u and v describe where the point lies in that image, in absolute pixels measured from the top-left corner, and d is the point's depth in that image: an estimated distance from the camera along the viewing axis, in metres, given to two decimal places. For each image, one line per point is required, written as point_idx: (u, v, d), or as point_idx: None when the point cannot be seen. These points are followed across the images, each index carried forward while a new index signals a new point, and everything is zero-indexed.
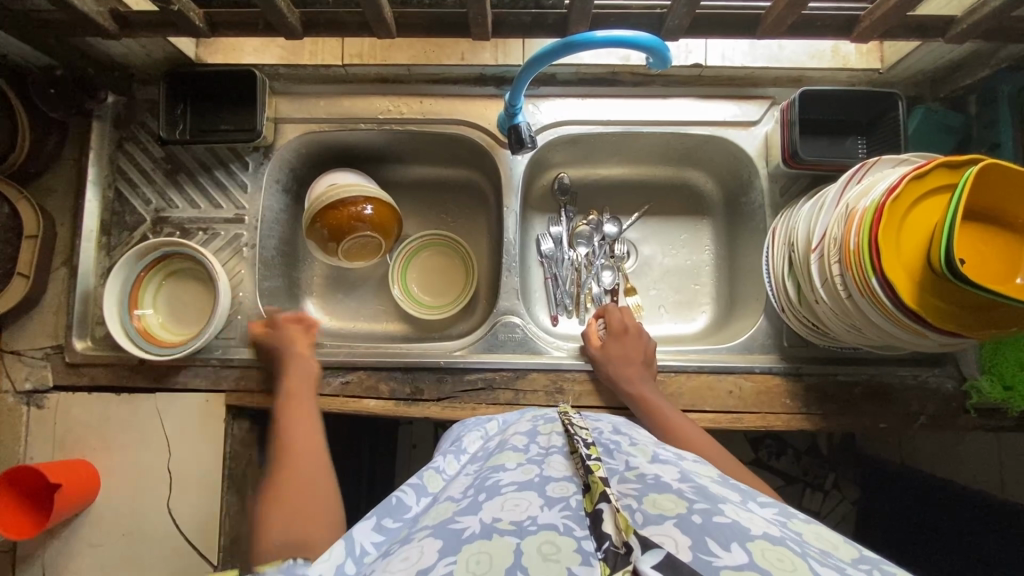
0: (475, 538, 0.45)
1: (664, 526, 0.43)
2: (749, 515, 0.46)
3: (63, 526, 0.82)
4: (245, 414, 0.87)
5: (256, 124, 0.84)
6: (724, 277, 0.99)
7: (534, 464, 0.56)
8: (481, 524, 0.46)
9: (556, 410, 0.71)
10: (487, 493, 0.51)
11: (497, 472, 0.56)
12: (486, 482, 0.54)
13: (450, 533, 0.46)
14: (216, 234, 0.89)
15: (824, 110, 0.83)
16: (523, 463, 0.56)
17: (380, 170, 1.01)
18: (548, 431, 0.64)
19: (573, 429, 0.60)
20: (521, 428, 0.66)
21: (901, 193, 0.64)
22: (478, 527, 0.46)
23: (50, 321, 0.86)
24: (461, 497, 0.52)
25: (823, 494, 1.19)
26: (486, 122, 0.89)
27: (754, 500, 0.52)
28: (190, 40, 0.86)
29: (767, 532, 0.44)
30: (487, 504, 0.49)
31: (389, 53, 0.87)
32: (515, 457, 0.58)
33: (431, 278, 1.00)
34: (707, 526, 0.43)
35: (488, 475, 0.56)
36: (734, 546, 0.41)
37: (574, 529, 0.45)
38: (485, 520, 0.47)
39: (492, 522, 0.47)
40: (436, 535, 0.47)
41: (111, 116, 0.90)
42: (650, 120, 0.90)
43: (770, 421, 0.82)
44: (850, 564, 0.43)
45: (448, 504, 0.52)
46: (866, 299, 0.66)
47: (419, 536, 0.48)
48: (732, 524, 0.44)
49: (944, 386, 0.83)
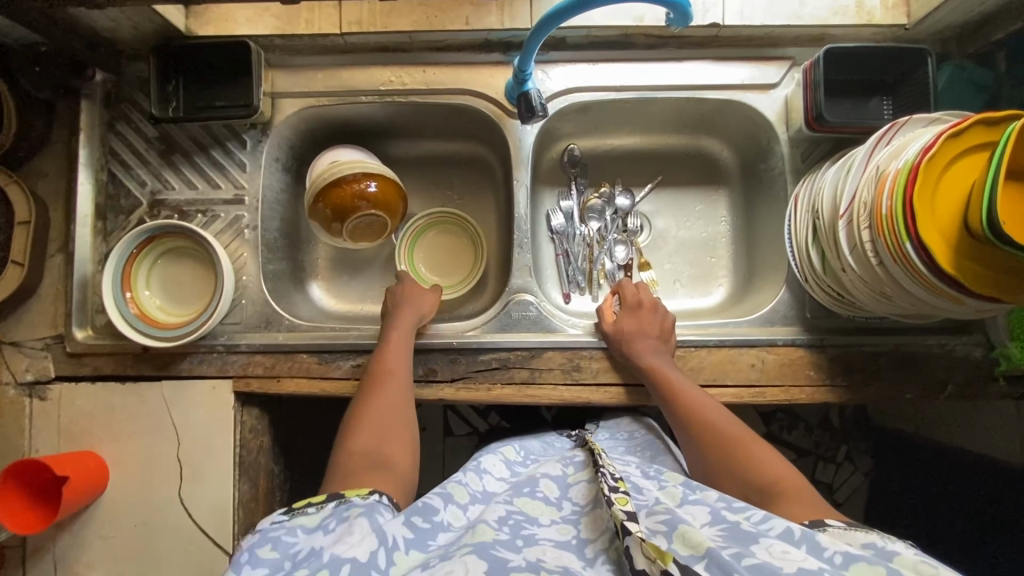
0: (522, 570, 0.48)
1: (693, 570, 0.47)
2: (787, 549, 0.48)
3: (73, 518, 0.80)
4: (254, 400, 0.85)
5: (253, 98, 0.80)
6: (741, 248, 0.96)
7: (569, 522, 0.58)
8: (526, 561, 0.50)
9: (580, 451, 0.70)
10: (524, 540, 0.54)
11: (530, 523, 0.57)
12: (521, 529, 0.55)
13: (494, 559, 0.49)
14: (216, 216, 0.86)
15: (848, 70, 0.79)
16: (558, 519, 0.58)
17: (383, 145, 0.97)
18: (578, 481, 0.64)
19: (600, 463, 0.62)
20: (550, 473, 0.66)
21: (937, 153, 0.61)
22: (523, 563, 0.49)
23: (48, 310, 0.84)
24: (500, 527, 0.55)
25: (835, 465, 1.16)
26: (493, 91, 0.85)
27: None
28: (178, 11, 0.81)
29: (801, 568, 0.45)
30: (529, 547, 0.52)
31: (391, 19, 0.82)
32: (548, 511, 0.59)
33: (439, 262, 0.96)
34: (739, 568, 0.46)
35: (522, 523, 0.57)
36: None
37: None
38: (530, 559, 0.50)
39: (536, 561, 0.50)
40: (478, 554, 0.50)
41: (101, 94, 0.86)
42: (665, 85, 0.86)
43: (793, 394, 0.80)
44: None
45: (486, 527, 0.54)
46: (899, 265, 0.64)
47: (459, 552, 0.50)
48: (762, 564, 0.46)
49: (972, 354, 0.81)
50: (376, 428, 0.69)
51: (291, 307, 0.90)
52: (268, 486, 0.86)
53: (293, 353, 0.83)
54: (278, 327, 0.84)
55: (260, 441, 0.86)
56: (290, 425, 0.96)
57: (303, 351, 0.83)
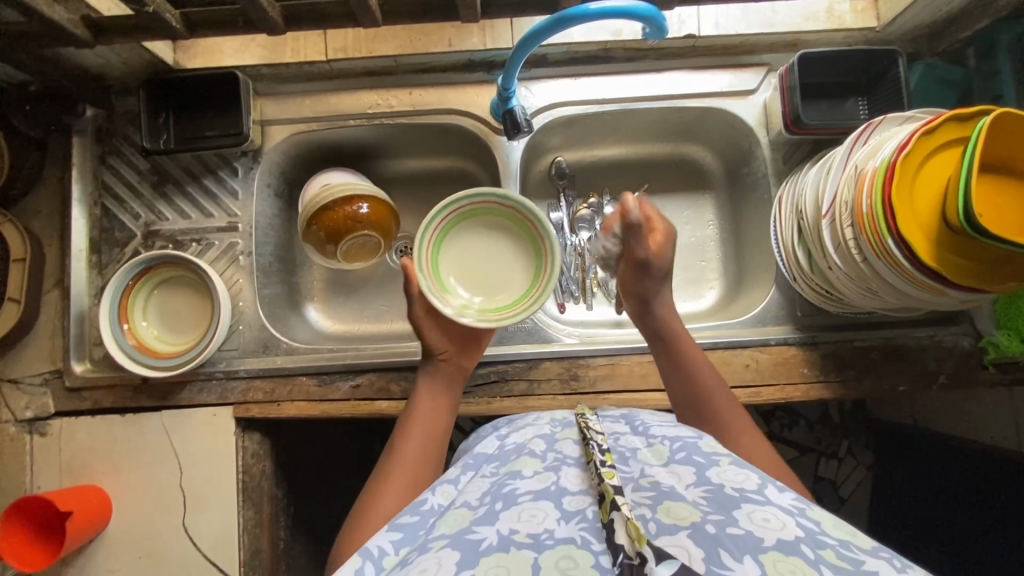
0: (492, 551, 0.49)
1: (678, 537, 0.47)
2: (765, 515, 0.49)
3: (76, 553, 0.80)
4: (255, 426, 0.85)
5: (244, 127, 0.82)
6: (731, 251, 0.98)
7: (550, 470, 0.58)
8: (498, 536, 0.50)
9: (573, 412, 0.70)
10: (503, 502, 0.54)
11: (513, 479, 0.58)
12: (502, 489, 0.57)
13: (468, 545, 0.50)
14: (210, 244, 0.86)
15: (822, 74, 0.82)
16: (540, 470, 0.58)
17: (373, 166, 0.99)
18: (565, 438, 0.64)
19: (588, 435, 0.60)
20: (539, 432, 0.67)
21: (913, 149, 0.63)
22: (495, 539, 0.50)
23: (46, 346, 0.84)
24: (478, 503, 0.56)
25: (837, 461, 1.19)
26: (479, 109, 0.87)
27: (774, 481, 0.54)
28: (166, 45, 0.82)
29: (781, 539, 0.46)
30: (505, 514, 0.53)
31: (374, 44, 0.84)
32: (533, 464, 0.60)
33: (479, 270, 0.74)
34: (721, 537, 0.46)
35: (505, 481, 0.58)
36: (747, 558, 0.44)
37: (592, 542, 0.47)
38: (503, 532, 0.51)
39: (509, 534, 0.50)
40: (453, 546, 0.50)
41: (92, 130, 0.86)
42: (645, 96, 0.88)
43: (788, 392, 0.82)
44: (870, 552, 0.46)
45: (464, 511, 0.55)
46: (883, 261, 0.65)
47: (435, 545, 0.51)
48: (746, 535, 0.47)
49: (960, 343, 0.82)
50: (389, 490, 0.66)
51: (288, 330, 0.90)
52: (273, 511, 0.86)
53: (293, 376, 0.84)
54: (276, 350, 0.85)
55: (263, 466, 0.85)
56: (293, 449, 0.96)
57: (302, 373, 0.83)
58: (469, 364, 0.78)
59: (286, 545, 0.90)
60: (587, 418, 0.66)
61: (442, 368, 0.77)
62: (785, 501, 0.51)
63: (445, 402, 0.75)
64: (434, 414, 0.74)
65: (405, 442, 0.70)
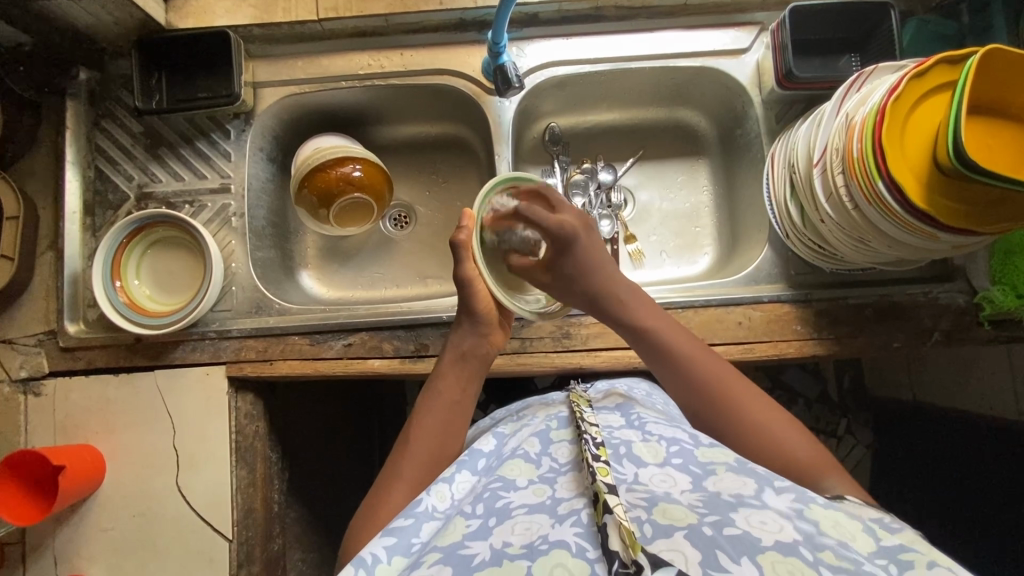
0: (485, 566, 0.47)
1: (674, 539, 0.44)
2: (764, 521, 0.46)
3: (70, 513, 0.80)
4: (249, 386, 0.85)
5: (235, 87, 0.82)
6: (724, 215, 0.97)
7: (546, 483, 0.56)
8: (492, 550, 0.48)
9: (566, 404, 0.68)
10: (497, 517, 0.52)
11: (506, 490, 0.56)
12: (495, 502, 0.54)
13: (460, 560, 0.48)
14: (203, 206, 0.87)
15: (815, 29, 0.82)
16: (535, 481, 0.56)
17: (365, 132, 0.99)
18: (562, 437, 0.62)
19: (582, 428, 0.59)
20: (534, 431, 0.65)
21: (903, 93, 0.63)
22: (488, 555, 0.48)
23: (40, 307, 0.84)
24: (472, 516, 0.53)
25: (837, 440, 1.18)
26: (470, 69, 0.87)
27: (772, 484, 0.52)
28: (158, 4, 0.82)
29: (780, 539, 0.45)
30: (498, 529, 0.50)
31: (365, 3, 0.84)
32: (527, 471, 0.58)
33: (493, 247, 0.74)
34: (718, 539, 0.44)
35: (498, 492, 0.56)
36: (744, 560, 0.42)
37: (586, 550, 0.45)
38: (496, 546, 0.49)
39: (503, 547, 0.48)
40: (445, 561, 0.48)
41: (85, 93, 0.87)
42: (638, 56, 0.88)
43: (782, 349, 0.81)
44: (867, 558, 0.46)
45: (459, 520, 0.53)
46: (875, 208, 0.65)
47: (427, 560, 0.50)
48: (743, 535, 0.45)
49: (955, 301, 0.82)
50: (417, 469, 0.65)
51: (282, 293, 0.90)
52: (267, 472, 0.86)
53: (285, 336, 0.84)
54: (270, 312, 0.85)
55: (257, 427, 0.86)
56: (288, 416, 0.96)
57: (294, 333, 0.84)
58: (499, 346, 0.75)
59: (281, 509, 0.90)
60: (581, 408, 0.64)
61: (473, 344, 0.72)
62: (783, 503, 0.50)
63: (471, 389, 0.72)
64: (456, 403, 0.70)
65: (424, 431, 0.68)
